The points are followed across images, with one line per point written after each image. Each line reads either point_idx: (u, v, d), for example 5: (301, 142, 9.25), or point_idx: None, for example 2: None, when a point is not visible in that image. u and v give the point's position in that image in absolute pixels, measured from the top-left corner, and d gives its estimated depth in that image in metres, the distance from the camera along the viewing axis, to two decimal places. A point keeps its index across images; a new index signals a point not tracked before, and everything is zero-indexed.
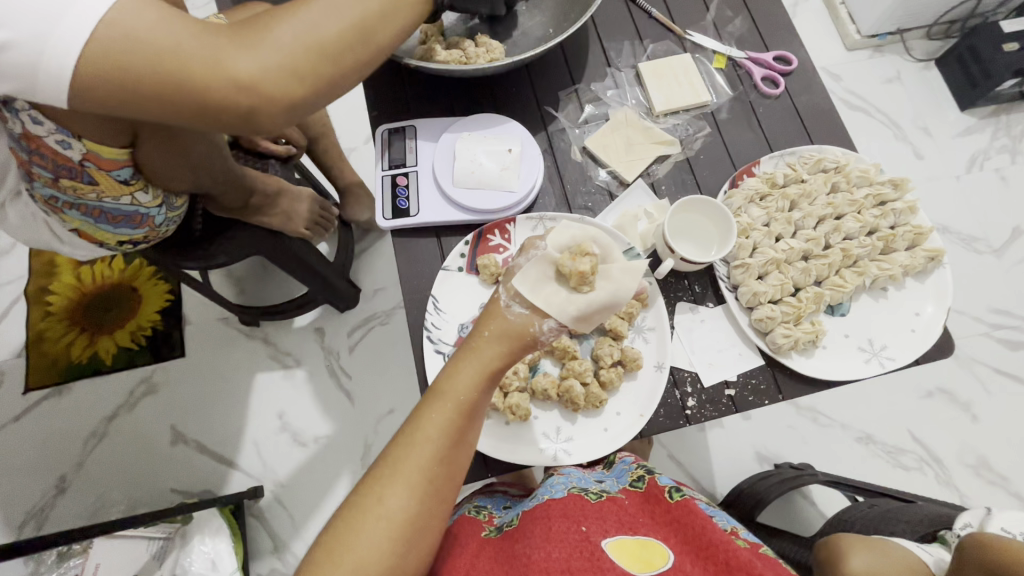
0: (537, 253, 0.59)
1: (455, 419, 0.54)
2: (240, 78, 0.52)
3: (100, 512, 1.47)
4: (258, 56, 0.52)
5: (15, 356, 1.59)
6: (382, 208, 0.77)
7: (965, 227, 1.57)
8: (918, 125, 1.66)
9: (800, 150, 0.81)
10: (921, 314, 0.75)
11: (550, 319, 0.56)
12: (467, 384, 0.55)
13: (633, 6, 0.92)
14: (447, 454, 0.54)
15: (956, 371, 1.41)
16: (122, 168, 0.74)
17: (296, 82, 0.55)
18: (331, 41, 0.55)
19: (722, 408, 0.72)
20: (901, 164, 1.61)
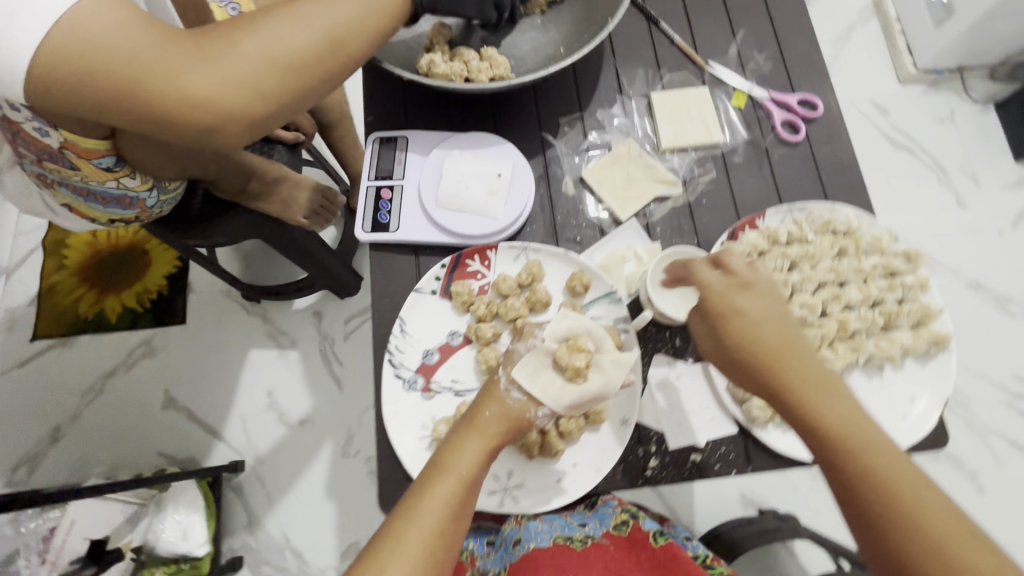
0: (536, 343, 0.64)
1: (457, 493, 0.54)
2: (194, 92, 0.52)
3: (88, 464, 1.51)
4: (216, 72, 0.52)
5: (26, 304, 1.64)
6: (362, 220, 0.75)
7: (1001, 285, 1.47)
8: (966, 171, 1.55)
9: (810, 207, 0.76)
10: (915, 402, 0.69)
11: (544, 406, 0.61)
12: (468, 459, 0.56)
13: (655, 29, 0.87)
14: (449, 528, 0.52)
15: (966, 438, 1.33)
16: (104, 156, 0.73)
17: (255, 97, 0.54)
18: (292, 55, 0.54)
19: (685, 473, 0.68)
20: (941, 211, 1.51)
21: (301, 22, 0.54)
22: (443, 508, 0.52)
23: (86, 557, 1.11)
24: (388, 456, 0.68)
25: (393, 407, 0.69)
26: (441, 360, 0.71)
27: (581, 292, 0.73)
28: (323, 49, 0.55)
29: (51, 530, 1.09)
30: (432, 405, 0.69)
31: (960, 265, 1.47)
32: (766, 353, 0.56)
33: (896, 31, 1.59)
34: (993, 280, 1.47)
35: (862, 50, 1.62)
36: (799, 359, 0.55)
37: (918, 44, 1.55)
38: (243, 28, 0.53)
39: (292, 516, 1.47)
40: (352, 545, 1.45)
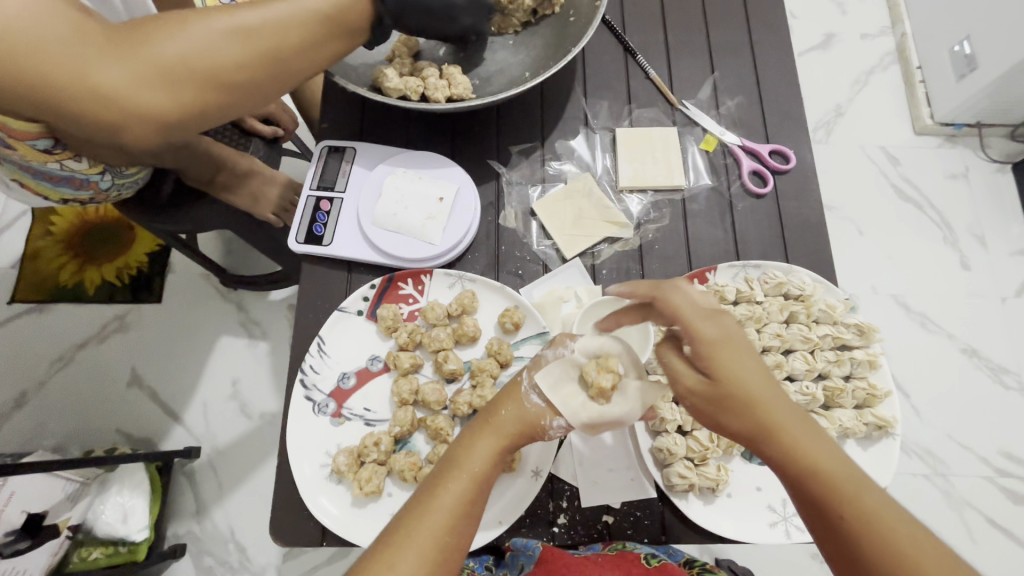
0: (565, 353, 0.58)
1: (469, 489, 0.50)
2: (107, 87, 0.53)
3: (46, 433, 1.51)
4: (127, 69, 0.53)
5: (8, 266, 1.64)
6: (297, 230, 0.73)
7: (1000, 354, 1.37)
8: (973, 232, 1.47)
9: (765, 266, 0.71)
10: None
11: (561, 418, 0.55)
12: (481, 454, 0.51)
13: (632, 60, 0.84)
14: (458, 524, 0.48)
15: (941, 511, 1.26)
16: (39, 139, 0.70)
17: (171, 96, 0.56)
18: (211, 58, 0.55)
19: (594, 534, 0.65)
20: (942, 271, 1.44)
21: (224, 33, 0.55)
22: (454, 504, 0.49)
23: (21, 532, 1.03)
24: (286, 480, 0.65)
25: (298, 429, 0.66)
26: (357, 386, 0.69)
27: (511, 330, 0.70)
28: (248, 59, 0.57)
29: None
30: (340, 432, 0.66)
31: (957, 328, 1.39)
32: (755, 414, 0.46)
33: (915, 80, 1.55)
34: (988, 347, 1.37)
35: (879, 95, 1.57)
36: (787, 418, 0.45)
37: (937, 95, 1.50)
38: (168, 26, 0.54)
39: (241, 509, 1.45)
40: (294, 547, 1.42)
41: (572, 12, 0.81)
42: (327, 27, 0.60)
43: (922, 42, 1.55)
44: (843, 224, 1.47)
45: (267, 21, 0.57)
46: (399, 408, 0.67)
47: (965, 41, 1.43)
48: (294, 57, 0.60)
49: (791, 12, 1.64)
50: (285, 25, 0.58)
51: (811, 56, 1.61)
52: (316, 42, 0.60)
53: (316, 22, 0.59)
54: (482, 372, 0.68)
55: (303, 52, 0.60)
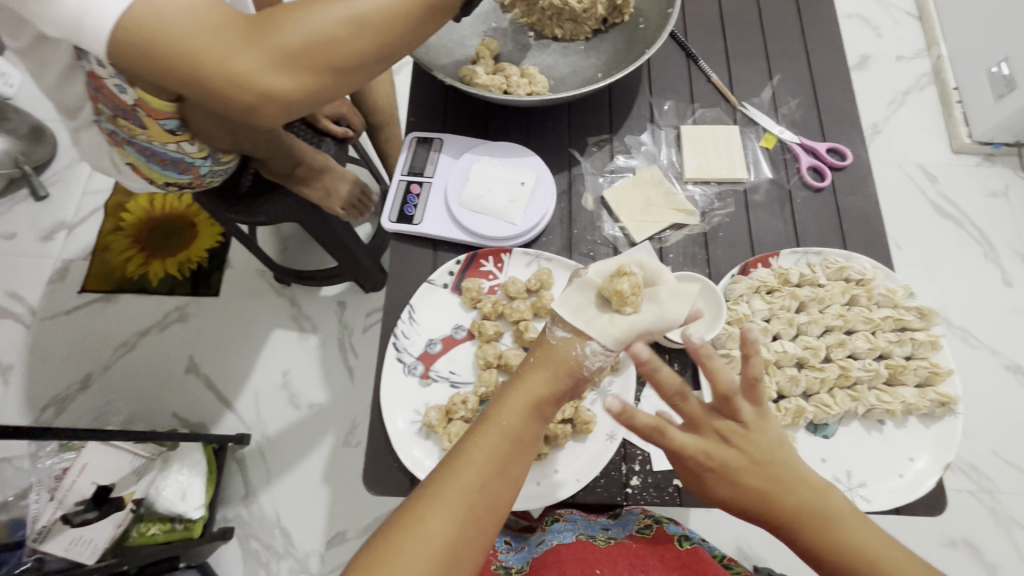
0: (582, 278, 0.58)
1: (501, 445, 0.52)
2: (244, 72, 0.57)
3: (105, 417, 1.53)
4: (260, 55, 0.57)
5: (80, 257, 1.70)
6: (389, 209, 0.80)
7: None
8: (1015, 249, 1.48)
9: (826, 252, 0.76)
10: (914, 462, 0.67)
11: (592, 341, 0.54)
12: (513, 411, 0.53)
13: (694, 66, 0.90)
14: (490, 483, 0.50)
15: (988, 526, 1.25)
16: (169, 119, 0.80)
17: (295, 80, 0.59)
18: (328, 43, 0.57)
19: (666, 496, 0.68)
20: (984, 286, 1.45)
21: (344, 18, 0.57)
22: (485, 461, 0.51)
23: (91, 501, 1.07)
24: (378, 433, 0.70)
25: (391, 388, 0.71)
26: (443, 351, 0.74)
27: None
28: (361, 45, 0.59)
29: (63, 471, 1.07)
30: (428, 392, 0.72)
31: (998, 343, 1.39)
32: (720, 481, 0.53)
33: (952, 100, 1.59)
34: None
35: (916, 114, 1.61)
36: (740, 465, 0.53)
37: (975, 115, 1.53)
38: (294, 13, 0.57)
39: (287, 495, 1.46)
40: (338, 533, 1.43)
41: (641, 19, 0.88)
42: (435, 10, 0.60)
43: (958, 64, 1.59)
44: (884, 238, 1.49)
45: (383, 7, 0.58)
46: (483, 371, 0.72)
47: (1004, 62, 1.45)
48: (402, 42, 0.61)
49: None
50: (396, 11, 0.58)
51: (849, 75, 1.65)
52: (421, 24, 0.61)
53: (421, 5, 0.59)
54: None
55: (410, 37, 0.61)
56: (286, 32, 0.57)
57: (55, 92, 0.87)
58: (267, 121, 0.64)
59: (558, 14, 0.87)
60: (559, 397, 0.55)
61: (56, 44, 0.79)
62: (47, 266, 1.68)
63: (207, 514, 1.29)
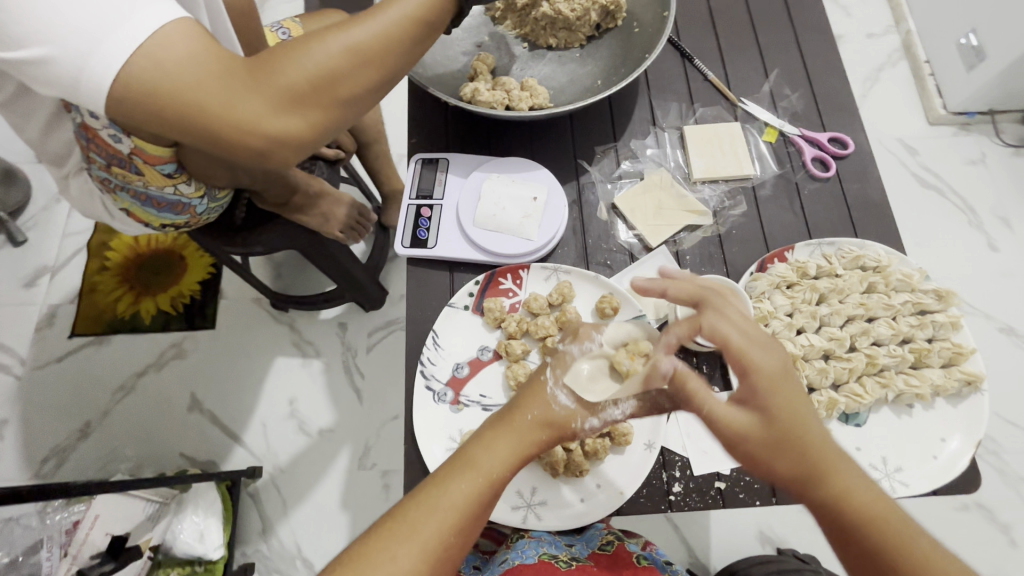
0: (590, 346, 0.62)
1: (482, 491, 0.51)
2: (250, 118, 0.56)
3: (110, 465, 1.49)
4: (265, 100, 0.56)
5: (68, 301, 1.64)
6: (402, 235, 0.79)
7: None
8: (997, 215, 1.52)
9: (840, 242, 0.76)
10: (946, 442, 0.68)
11: (593, 418, 0.57)
12: (500, 460, 0.53)
13: (689, 65, 0.91)
14: (461, 527, 0.50)
15: (999, 488, 1.28)
16: (167, 164, 0.78)
17: (303, 121, 0.58)
18: (332, 78, 0.56)
19: (709, 500, 0.68)
20: (971, 253, 1.48)
21: (344, 50, 0.56)
22: (462, 504, 0.50)
23: (106, 553, 1.05)
24: (415, 464, 0.69)
25: (423, 416, 0.71)
26: (471, 374, 0.73)
27: (610, 315, 0.75)
28: (364, 75, 0.58)
29: (74, 524, 1.06)
30: (460, 417, 0.71)
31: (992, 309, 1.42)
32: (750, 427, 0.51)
33: (924, 73, 1.58)
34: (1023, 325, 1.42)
35: (893, 90, 1.63)
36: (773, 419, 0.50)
37: (949, 86, 1.55)
38: (293, 52, 0.56)
39: (306, 525, 1.43)
40: None
41: (635, 23, 0.88)
42: (426, 30, 0.60)
43: (928, 36, 1.61)
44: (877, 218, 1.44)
45: (378, 35, 0.57)
46: (515, 391, 0.72)
47: (971, 33, 1.51)
48: (401, 66, 0.60)
49: None
50: (390, 37, 0.58)
51: None
52: (413, 48, 0.60)
53: (416, 26, 0.58)
54: None
55: (408, 60, 0.61)
56: (290, 73, 0.55)
57: (41, 142, 0.84)
58: (278, 164, 0.63)
59: (551, 23, 0.87)
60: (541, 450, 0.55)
61: (40, 95, 0.76)
62: (34, 314, 1.63)
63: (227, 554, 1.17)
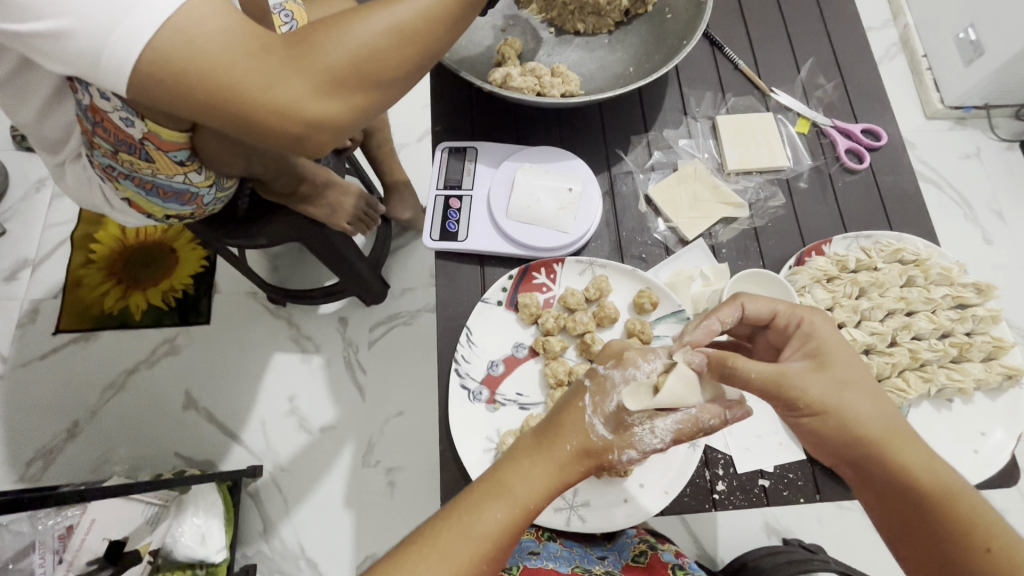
0: (635, 375, 0.56)
1: (517, 520, 0.50)
2: (287, 100, 0.52)
3: (101, 465, 1.43)
4: (301, 82, 0.51)
5: (52, 296, 1.57)
6: (431, 227, 0.75)
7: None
8: (992, 208, 1.55)
9: (877, 235, 0.75)
10: (986, 436, 0.69)
11: (631, 450, 0.55)
12: (536, 487, 0.51)
13: (718, 53, 0.89)
14: (493, 556, 0.49)
15: None
16: (180, 150, 0.73)
17: (340, 105, 0.54)
18: (372, 58, 0.52)
19: (753, 498, 0.67)
20: (967, 246, 1.50)
21: (384, 27, 0.51)
22: (497, 531, 0.49)
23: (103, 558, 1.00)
24: (449, 464, 0.67)
25: (458, 416, 0.68)
26: (506, 372, 0.71)
27: (649, 310, 0.73)
28: (404, 57, 0.53)
29: (68, 529, 1.00)
30: (497, 417, 0.69)
31: None
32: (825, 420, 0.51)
33: (922, 70, 1.59)
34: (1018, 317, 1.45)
35: (894, 84, 1.63)
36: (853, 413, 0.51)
37: (945, 81, 1.55)
38: (330, 28, 0.51)
39: (309, 524, 1.40)
40: (368, 556, 1.36)
41: (668, 9, 0.85)
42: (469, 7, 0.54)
43: (926, 30, 1.61)
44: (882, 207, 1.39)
45: (421, 12, 0.52)
46: (554, 390, 0.69)
47: (970, 28, 1.48)
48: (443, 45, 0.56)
49: None
50: (432, 16, 0.52)
51: None
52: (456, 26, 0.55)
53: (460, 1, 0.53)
54: None
55: (450, 38, 0.56)
56: (327, 52, 0.51)
57: (37, 126, 0.79)
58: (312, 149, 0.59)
59: (580, 7, 0.84)
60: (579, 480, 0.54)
61: (40, 74, 0.71)
62: (15, 309, 1.55)
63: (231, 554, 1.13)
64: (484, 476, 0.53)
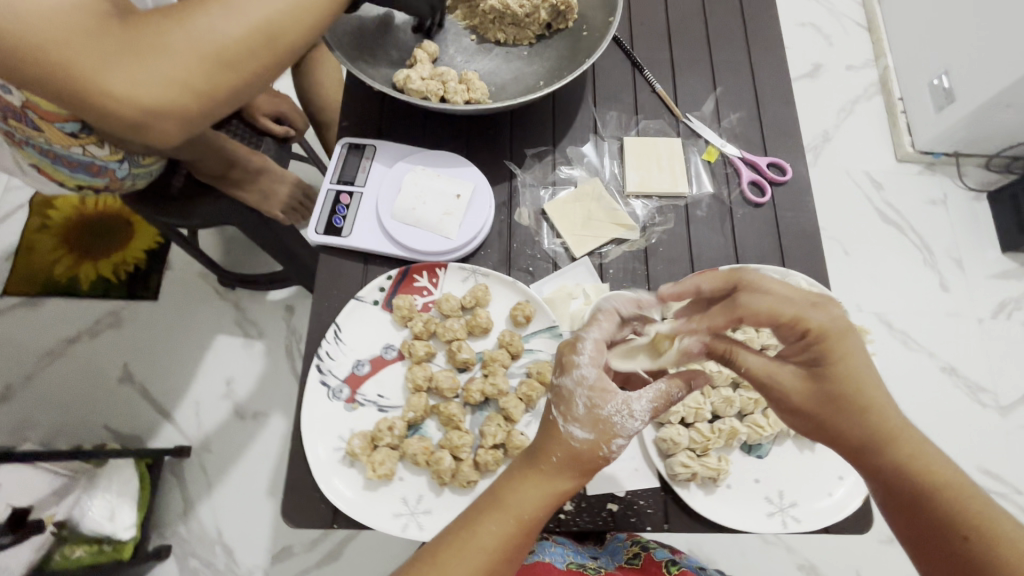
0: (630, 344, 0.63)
1: (514, 533, 0.52)
2: (131, 86, 0.52)
3: (18, 433, 1.33)
4: (147, 70, 0.52)
5: (2, 258, 1.48)
6: (316, 221, 0.75)
7: (974, 373, 1.38)
8: (951, 256, 1.49)
9: (762, 269, 0.75)
10: (843, 480, 0.68)
11: (618, 439, 0.54)
12: (529, 502, 0.53)
13: (639, 75, 0.89)
14: (500, 567, 0.52)
15: None
16: (69, 121, 0.73)
17: (187, 93, 0.55)
18: (221, 53, 0.54)
19: (599, 521, 0.66)
20: (923, 292, 1.45)
21: (240, 25, 0.53)
22: (497, 548, 0.51)
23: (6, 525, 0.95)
24: (299, 458, 0.66)
25: (314, 412, 0.67)
26: (371, 372, 0.70)
27: (523, 323, 0.73)
28: (260, 55, 0.56)
29: None
30: (354, 417, 0.68)
31: (942, 348, 1.40)
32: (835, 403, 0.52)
33: (896, 111, 1.60)
34: (966, 366, 1.39)
35: (864, 124, 1.62)
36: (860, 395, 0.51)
37: (918, 125, 1.55)
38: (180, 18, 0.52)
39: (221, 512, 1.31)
40: (283, 548, 1.27)
41: (585, 26, 0.86)
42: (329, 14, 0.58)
43: (905, 74, 1.61)
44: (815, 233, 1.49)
45: (279, 14, 0.55)
46: (413, 394, 0.69)
47: (943, 75, 1.49)
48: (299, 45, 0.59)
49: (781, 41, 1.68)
50: (292, 18, 0.56)
51: (801, 84, 1.66)
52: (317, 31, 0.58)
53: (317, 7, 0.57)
54: (495, 362, 0.70)
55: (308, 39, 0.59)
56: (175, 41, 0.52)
57: None
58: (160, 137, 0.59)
59: (500, 17, 0.84)
60: (576, 484, 0.55)
61: None
62: None
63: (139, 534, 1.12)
64: (485, 492, 0.55)
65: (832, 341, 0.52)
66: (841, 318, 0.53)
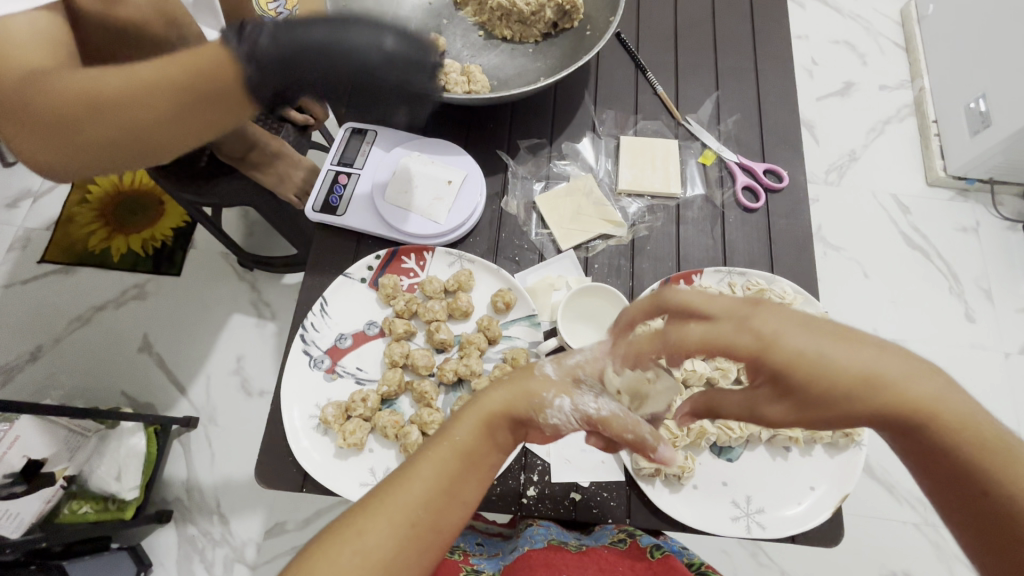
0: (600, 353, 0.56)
1: (450, 463, 0.48)
2: (15, 144, 0.48)
3: (42, 393, 1.35)
4: (18, 128, 0.47)
5: (44, 227, 1.50)
6: (314, 199, 0.78)
7: (997, 409, 1.31)
8: (980, 285, 1.42)
9: (749, 274, 0.75)
10: (813, 490, 0.67)
11: (563, 399, 0.51)
12: (465, 427, 0.49)
13: (642, 78, 0.90)
14: (436, 503, 0.47)
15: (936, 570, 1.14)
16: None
17: (59, 158, 0.48)
18: (68, 119, 0.44)
19: (561, 509, 0.67)
20: (946, 320, 1.39)
21: (95, 95, 0.44)
22: (432, 477, 0.47)
23: (20, 475, 0.98)
24: (280, 422, 0.69)
25: (294, 380, 0.70)
26: (353, 347, 0.73)
27: (503, 310, 0.74)
28: (113, 128, 0.44)
29: None
30: (332, 387, 0.71)
31: (963, 380, 1.33)
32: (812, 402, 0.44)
33: (930, 133, 1.54)
34: (987, 401, 1.32)
35: (893, 145, 1.56)
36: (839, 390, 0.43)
37: (953, 149, 1.48)
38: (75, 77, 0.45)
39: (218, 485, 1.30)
40: (276, 523, 1.25)
41: (589, 26, 0.87)
42: (203, 104, 0.42)
43: (940, 96, 1.55)
44: (814, 240, 1.46)
45: (129, 92, 0.43)
46: (389, 370, 0.71)
47: (980, 99, 1.41)
48: (193, 134, 0.45)
49: (809, 60, 1.65)
50: (145, 102, 0.43)
51: (829, 101, 1.61)
52: (186, 120, 0.44)
53: (193, 92, 0.42)
54: (471, 344, 0.72)
55: (196, 129, 0.45)
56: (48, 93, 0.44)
57: None
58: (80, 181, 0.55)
59: (506, 14, 0.86)
60: (517, 422, 0.51)
61: None
62: (8, 236, 1.49)
63: (142, 496, 1.16)
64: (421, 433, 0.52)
65: (774, 358, 0.43)
66: (772, 326, 0.43)
